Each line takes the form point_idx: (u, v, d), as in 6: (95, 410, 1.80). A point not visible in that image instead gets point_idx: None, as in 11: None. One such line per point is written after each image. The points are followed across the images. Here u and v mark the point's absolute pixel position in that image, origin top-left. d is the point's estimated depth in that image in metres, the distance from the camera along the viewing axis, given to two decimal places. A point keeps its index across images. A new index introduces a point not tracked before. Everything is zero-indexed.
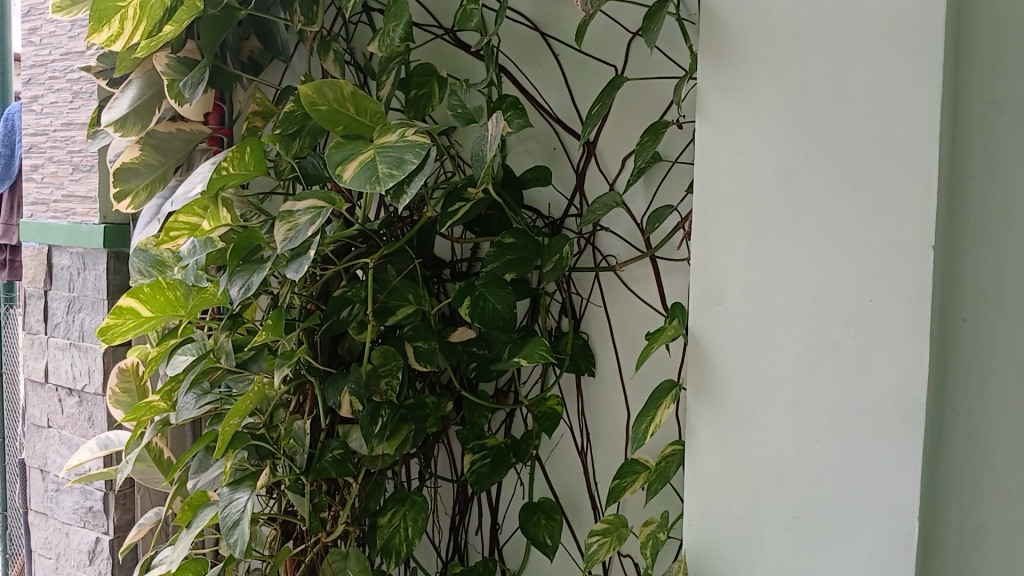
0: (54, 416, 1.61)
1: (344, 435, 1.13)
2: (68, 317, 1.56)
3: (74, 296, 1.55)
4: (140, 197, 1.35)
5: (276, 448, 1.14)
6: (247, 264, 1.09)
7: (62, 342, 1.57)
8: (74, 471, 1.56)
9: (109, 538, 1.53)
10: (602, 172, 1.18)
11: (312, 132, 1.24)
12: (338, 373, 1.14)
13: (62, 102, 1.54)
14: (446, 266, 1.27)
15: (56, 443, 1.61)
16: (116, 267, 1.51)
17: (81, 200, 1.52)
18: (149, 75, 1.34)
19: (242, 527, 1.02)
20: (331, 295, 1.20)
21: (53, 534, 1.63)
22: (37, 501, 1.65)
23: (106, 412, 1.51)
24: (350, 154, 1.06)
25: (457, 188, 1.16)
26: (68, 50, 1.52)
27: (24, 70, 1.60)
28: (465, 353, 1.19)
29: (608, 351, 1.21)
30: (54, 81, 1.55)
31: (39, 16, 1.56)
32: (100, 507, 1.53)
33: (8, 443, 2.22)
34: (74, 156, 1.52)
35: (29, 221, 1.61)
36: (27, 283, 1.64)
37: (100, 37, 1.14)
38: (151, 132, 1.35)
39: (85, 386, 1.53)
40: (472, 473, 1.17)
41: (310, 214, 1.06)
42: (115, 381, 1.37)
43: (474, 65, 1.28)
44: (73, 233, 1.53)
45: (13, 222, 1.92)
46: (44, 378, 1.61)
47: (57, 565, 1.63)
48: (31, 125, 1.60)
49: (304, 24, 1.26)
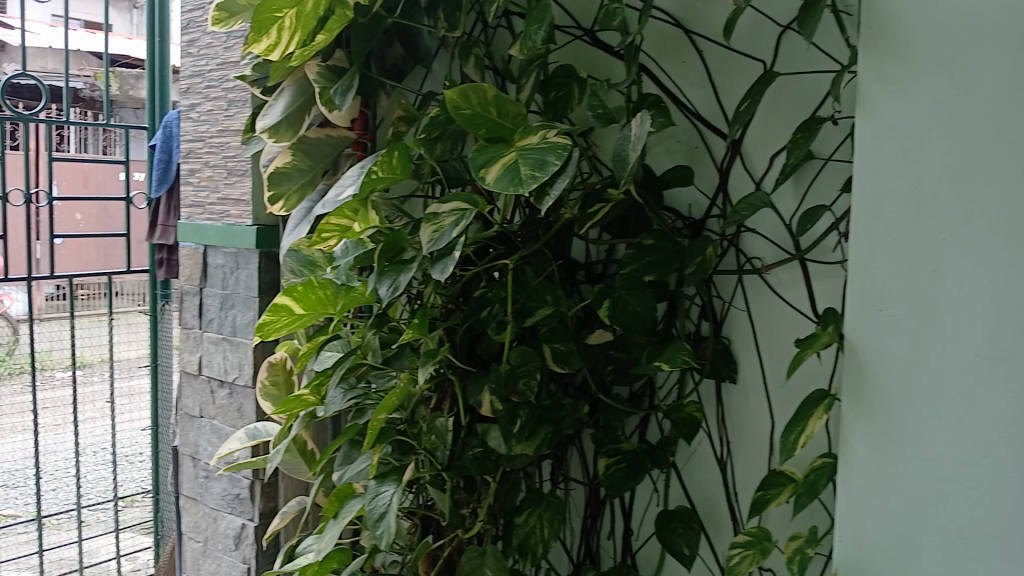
0: (206, 406, 1.71)
1: (484, 433, 1.13)
2: (221, 313, 1.66)
3: (227, 293, 1.64)
4: (292, 199, 1.43)
5: (417, 443, 1.16)
6: (394, 265, 1.13)
7: (215, 337, 1.67)
8: (223, 460, 1.65)
9: (254, 524, 1.61)
10: (748, 171, 1.15)
11: (453, 136, 1.27)
12: (478, 372, 1.15)
13: (218, 110, 1.63)
14: (581, 268, 1.26)
15: (207, 432, 1.71)
16: (266, 267, 1.59)
17: (235, 202, 1.61)
18: (301, 83, 1.40)
19: (388, 519, 1.05)
20: (471, 295, 1.22)
21: (203, 518, 1.73)
22: (189, 487, 1.76)
23: (255, 404, 1.60)
24: (492, 158, 1.07)
25: (596, 189, 1.15)
26: (224, 60, 1.61)
27: (183, 80, 1.71)
28: (603, 355, 1.18)
29: (752, 358, 1.17)
30: (211, 90, 1.64)
31: (198, 28, 1.66)
32: (246, 495, 1.62)
33: (162, 431, 2.37)
34: (229, 161, 1.61)
35: (186, 222, 1.72)
36: (183, 280, 1.75)
37: (259, 46, 1.20)
38: (302, 138, 1.42)
39: (236, 378, 1.62)
40: (607, 477, 1.16)
41: (455, 216, 1.08)
42: (265, 374, 1.49)
43: (614, 64, 1.28)
44: (227, 233, 1.62)
45: (170, 222, 2.03)
46: (198, 370, 1.71)
47: (205, 547, 1.73)
48: (189, 132, 1.71)
49: (447, 30, 1.29)
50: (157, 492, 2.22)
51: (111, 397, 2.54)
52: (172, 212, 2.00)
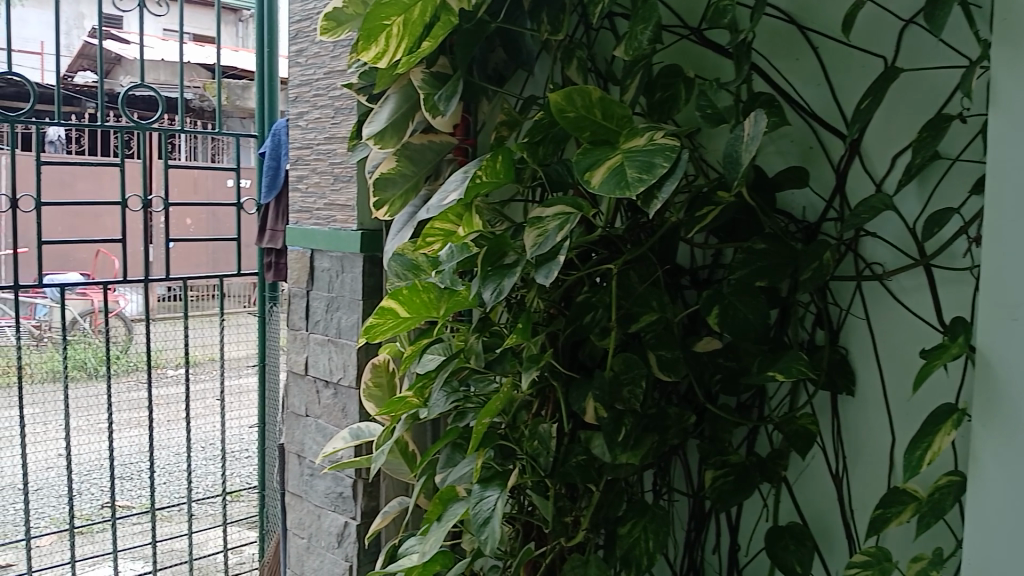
0: (311, 406, 1.76)
1: (588, 440, 1.12)
2: (328, 315, 1.70)
3: (333, 296, 1.69)
4: (396, 205, 1.46)
5: (520, 448, 1.16)
6: (497, 270, 1.13)
7: (322, 338, 1.72)
8: (328, 458, 1.70)
9: (357, 523, 1.65)
10: (868, 172, 1.10)
11: (556, 139, 1.25)
12: (582, 378, 1.14)
13: (325, 118, 1.68)
14: (686, 273, 1.23)
15: (313, 431, 1.76)
16: (369, 270, 1.63)
17: (341, 208, 1.65)
18: (405, 90, 1.43)
19: (492, 525, 1.05)
20: (573, 300, 1.20)
21: (307, 515, 1.77)
22: (294, 484, 1.81)
23: (358, 404, 1.64)
24: (597, 160, 1.06)
25: (704, 192, 1.10)
26: (331, 69, 1.65)
27: (291, 90, 1.76)
28: (711, 364, 1.15)
29: (870, 369, 1.12)
30: (318, 98, 1.69)
31: (306, 38, 1.71)
32: (349, 493, 1.65)
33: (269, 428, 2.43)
34: (336, 167, 1.66)
35: (294, 227, 1.77)
36: (291, 283, 1.80)
37: (369, 54, 1.23)
38: (406, 144, 1.45)
39: (341, 379, 1.66)
40: (714, 489, 1.13)
41: (558, 220, 1.07)
42: (368, 375, 1.53)
43: (723, 63, 1.25)
44: (334, 238, 1.66)
45: (278, 227, 2.08)
46: (304, 370, 1.76)
47: (309, 544, 1.77)
48: (297, 140, 1.76)
49: (550, 33, 1.29)
50: (263, 488, 2.28)
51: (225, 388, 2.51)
52: (279, 217, 2.06)
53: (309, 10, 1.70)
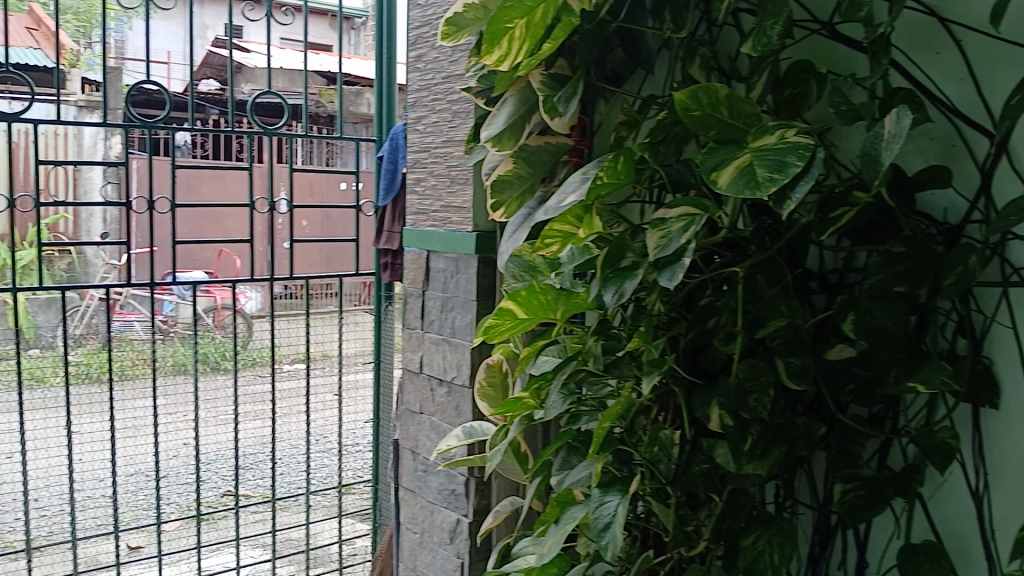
0: (426, 403, 1.79)
1: (711, 448, 1.10)
2: (442, 314, 1.73)
3: (448, 296, 1.72)
4: (513, 206, 1.48)
5: (639, 454, 1.15)
6: (617, 272, 1.13)
7: (436, 337, 1.75)
8: (441, 456, 1.73)
9: (469, 520, 1.67)
10: (1016, 172, 1.03)
11: (678, 139, 1.23)
12: (705, 385, 1.11)
13: (443, 122, 1.71)
14: (814, 277, 1.18)
15: (427, 428, 1.79)
16: (484, 271, 1.65)
17: (458, 210, 1.68)
18: (523, 92, 1.44)
19: (613, 530, 1.06)
20: (695, 304, 1.18)
21: (420, 510, 1.81)
22: (408, 479, 1.84)
23: (472, 403, 1.66)
24: (725, 159, 1.03)
25: (836, 193, 1.07)
26: (449, 73, 1.68)
27: (410, 94, 1.80)
28: (842, 372, 1.10)
29: (1017, 381, 1.05)
30: (436, 102, 1.72)
31: (426, 43, 1.74)
32: (462, 491, 1.68)
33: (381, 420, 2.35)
34: (452, 170, 1.69)
35: (411, 229, 1.82)
36: (407, 283, 1.84)
37: (492, 57, 1.25)
38: (523, 146, 1.46)
39: (455, 377, 1.69)
40: (843, 503, 1.08)
41: (683, 221, 1.05)
42: (483, 375, 1.55)
43: (856, 57, 1.21)
44: (449, 239, 1.69)
45: (395, 228, 2.13)
46: (419, 368, 1.80)
47: (422, 539, 1.80)
48: (415, 143, 1.80)
49: (673, 31, 1.28)
50: (377, 482, 2.30)
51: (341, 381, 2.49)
52: (396, 218, 2.11)
53: (429, 16, 1.73)
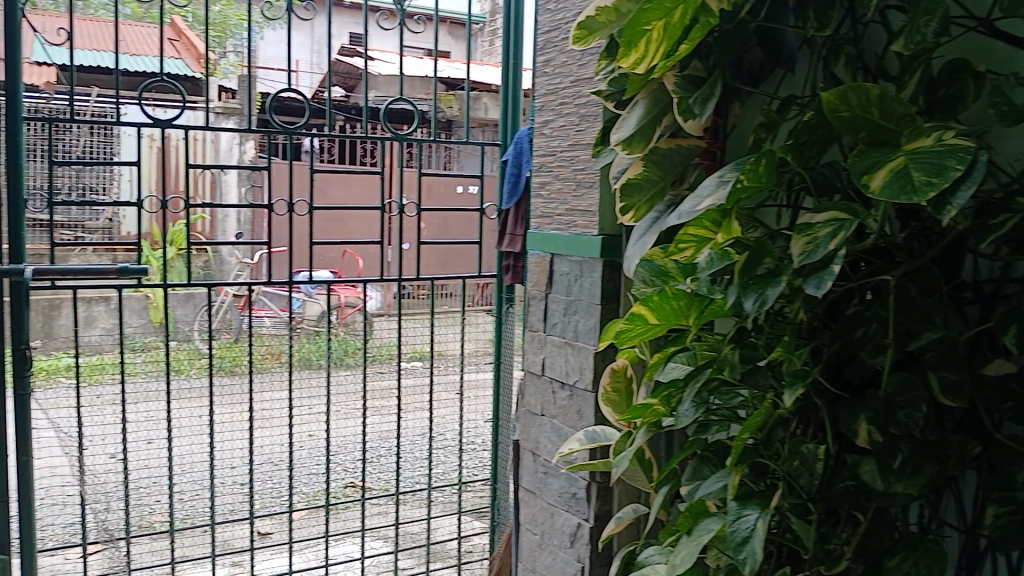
0: (547, 406, 1.79)
1: (856, 464, 1.06)
2: (565, 317, 1.73)
3: (571, 300, 1.72)
4: (642, 209, 1.46)
5: (778, 468, 1.12)
6: (757, 279, 1.10)
7: (559, 340, 1.75)
8: (563, 459, 1.73)
9: (590, 524, 1.66)
10: None
11: (822, 141, 1.19)
12: (851, 398, 1.07)
13: (570, 125, 1.72)
14: (969, 287, 1.12)
15: (548, 430, 1.79)
16: (609, 275, 1.64)
17: (583, 214, 1.68)
18: (655, 93, 1.42)
19: (753, 544, 1.04)
20: (839, 315, 1.13)
21: (540, 512, 1.81)
22: (528, 480, 1.86)
23: (594, 407, 1.66)
24: (877, 163, 0.99)
25: (998, 199, 1.01)
26: (578, 77, 1.68)
27: (538, 98, 1.82)
28: (1001, 389, 1.04)
29: None
30: (564, 106, 1.73)
31: (554, 48, 1.75)
32: (583, 495, 1.67)
33: (504, 421, 2.30)
34: (579, 173, 1.69)
35: (535, 232, 1.82)
36: (530, 285, 1.85)
37: (628, 60, 1.26)
38: (653, 149, 1.44)
39: (577, 381, 1.69)
40: (998, 527, 1.02)
41: (831, 227, 1.02)
42: (607, 381, 1.54)
43: (1019, 53, 1.14)
44: (574, 242, 1.69)
45: (517, 231, 2.15)
46: (541, 371, 1.80)
47: (542, 540, 1.81)
48: (541, 147, 1.81)
49: (816, 29, 1.25)
50: (496, 481, 2.29)
51: (461, 380, 2.47)
52: (519, 221, 2.13)
53: (558, 20, 1.74)
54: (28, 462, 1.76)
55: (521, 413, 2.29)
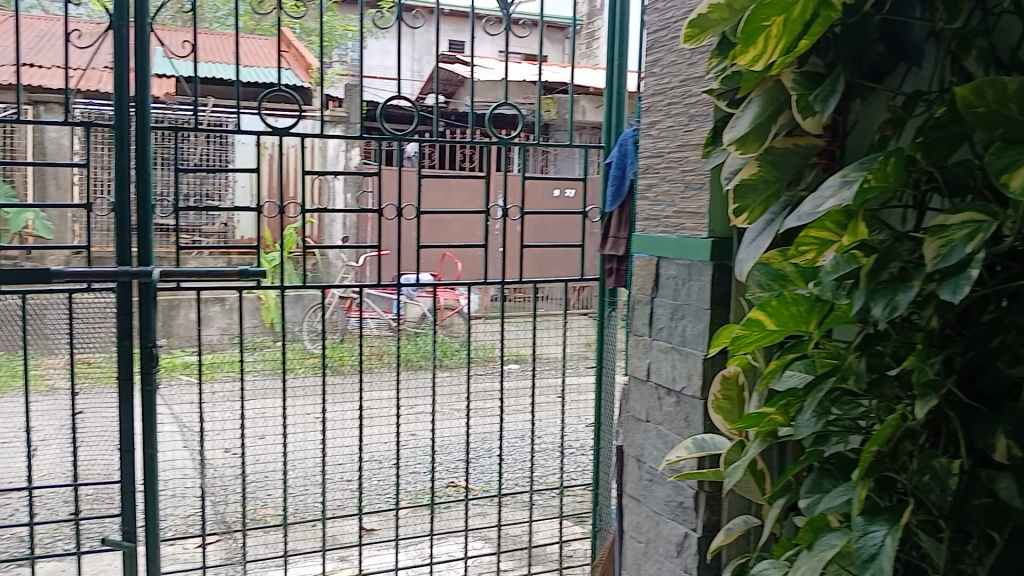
0: (653, 412, 1.76)
1: (993, 481, 0.99)
2: (672, 322, 1.69)
3: (679, 304, 1.68)
4: (756, 211, 1.42)
5: (907, 483, 1.06)
6: (885, 284, 1.05)
7: (665, 345, 1.71)
8: (669, 467, 1.70)
9: (698, 535, 1.63)
10: None
11: (956, 138, 1.12)
12: (987, 410, 1.01)
13: (678, 126, 1.68)
14: None
15: (653, 437, 1.76)
16: (718, 279, 1.60)
17: (692, 216, 1.64)
18: (771, 91, 1.38)
19: (881, 563, 0.99)
20: (973, 322, 1.07)
21: (645, 519, 1.78)
22: (633, 487, 1.83)
23: (702, 414, 1.61)
24: (1017, 161, 0.92)
25: None
26: (687, 76, 1.65)
27: (645, 99, 1.79)
28: None
29: None
30: (672, 107, 1.70)
31: (662, 47, 1.72)
32: (691, 504, 1.64)
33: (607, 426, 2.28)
34: (687, 175, 1.65)
35: (641, 235, 1.80)
36: (635, 289, 1.83)
37: (746, 58, 1.23)
38: (769, 148, 1.40)
39: (684, 387, 1.65)
40: None
41: (968, 228, 0.96)
42: (718, 388, 1.50)
43: None
44: (682, 245, 1.66)
45: (621, 234, 2.12)
46: (646, 376, 1.77)
47: (647, 548, 1.78)
48: (648, 149, 1.78)
49: (946, 22, 1.18)
50: (598, 486, 2.26)
51: (562, 384, 2.46)
52: (622, 225, 2.11)
53: (666, 19, 1.71)
54: (153, 454, 1.84)
55: (623, 418, 2.26)
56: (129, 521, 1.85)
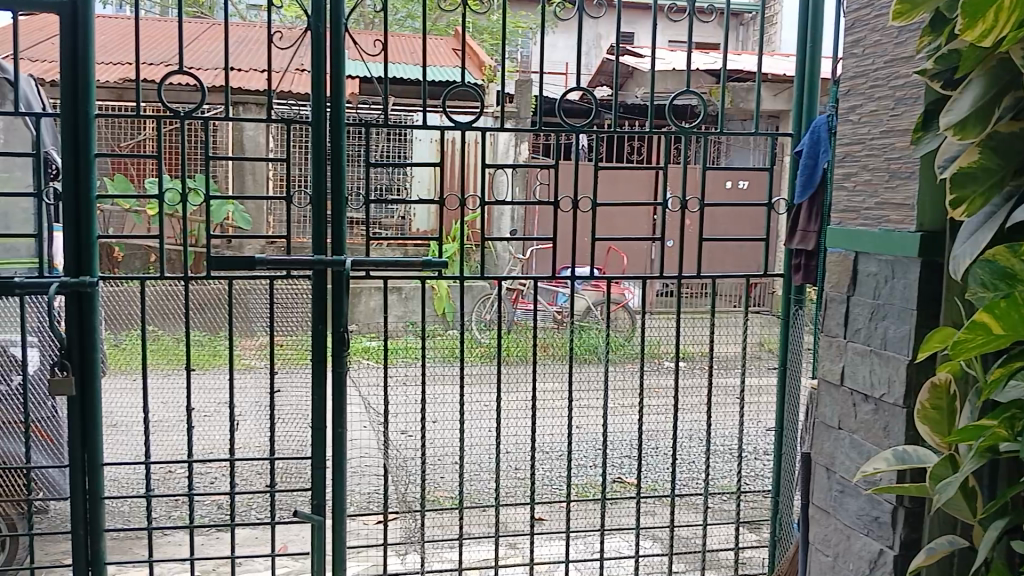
0: (846, 419, 1.65)
1: None
2: (871, 324, 1.58)
3: (880, 304, 1.56)
4: (977, 203, 1.29)
5: None
6: None
7: (862, 348, 1.60)
8: (864, 479, 1.58)
9: (895, 553, 1.51)
10: None
11: None
12: None
13: (883, 110, 1.56)
14: None
15: (846, 446, 1.65)
16: (927, 277, 1.47)
17: (896, 208, 1.52)
18: (995, 71, 1.25)
19: None
20: None
21: (834, 533, 1.68)
22: (821, 497, 1.72)
23: (905, 424, 1.49)
24: None
25: None
26: (894, 57, 1.52)
27: (844, 82, 1.67)
28: None
29: None
30: (876, 90, 1.57)
31: (865, 26, 1.60)
32: (888, 519, 1.52)
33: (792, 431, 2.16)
34: (892, 163, 1.53)
35: (837, 228, 1.68)
36: (829, 287, 1.71)
37: (972, 33, 1.12)
38: (992, 134, 1.26)
39: (884, 394, 1.53)
40: None
41: None
42: (926, 397, 1.36)
43: None
44: (884, 240, 1.53)
45: (811, 228, 2.02)
46: (840, 380, 1.66)
47: (835, 563, 1.67)
48: (846, 136, 1.67)
49: None
50: (779, 494, 2.15)
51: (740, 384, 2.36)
52: (812, 218, 2.02)
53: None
54: (342, 433, 1.94)
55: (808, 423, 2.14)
56: (319, 496, 1.96)
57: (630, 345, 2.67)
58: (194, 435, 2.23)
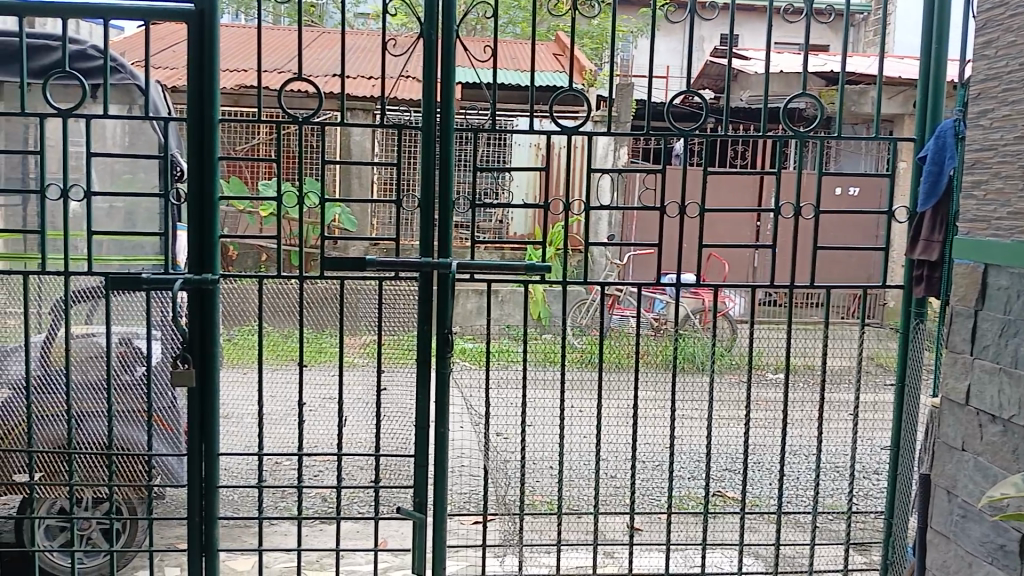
0: (971, 440, 1.56)
1: None
2: (1001, 341, 1.49)
3: (1011, 320, 1.47)
4: None
5: None
6: None
7: (990, 366, 1.51)
8: (990, 505, 1.49)
9: None
10: None
11: None
12: None
13: (1017, 115, 1.47)
14: None
15: (970, 469, 1.56)
16: None
17: None
18: None
19: None
20: None
21: (954, 559, 1.59)
22: (941, 521, 1.64)
23: None
24: None
25: None
26: None
27: (974, 86, 1.59)
28: None
29: None
30: (1009, 93, 1.49)
31: (998, 26, 1.51)
32: (1014, 548, 1.43)
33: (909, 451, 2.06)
34: None
35: (965, 239, 1.60)
36: (955, 300, 1.63)
37: None
38: None
39: (1013, 415, 1.44)
40: None
41: None
42: None
43: None
44: (1017, 251, 1.44)
45: (935, 237, 1.95)
46: (965, 399, 1.57)
47: None
48: (975, 142, 1.58)
49: None
50: (892, 516, 2.05)
51: (853, 400, 2.27)
52: (936, 226, 1.94)
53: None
54: (445, 433, 1.96)
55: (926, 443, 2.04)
56: (420, 493, 1.99)
57: (734, 354, 2.61)
58: (303, 429, 2.30)
